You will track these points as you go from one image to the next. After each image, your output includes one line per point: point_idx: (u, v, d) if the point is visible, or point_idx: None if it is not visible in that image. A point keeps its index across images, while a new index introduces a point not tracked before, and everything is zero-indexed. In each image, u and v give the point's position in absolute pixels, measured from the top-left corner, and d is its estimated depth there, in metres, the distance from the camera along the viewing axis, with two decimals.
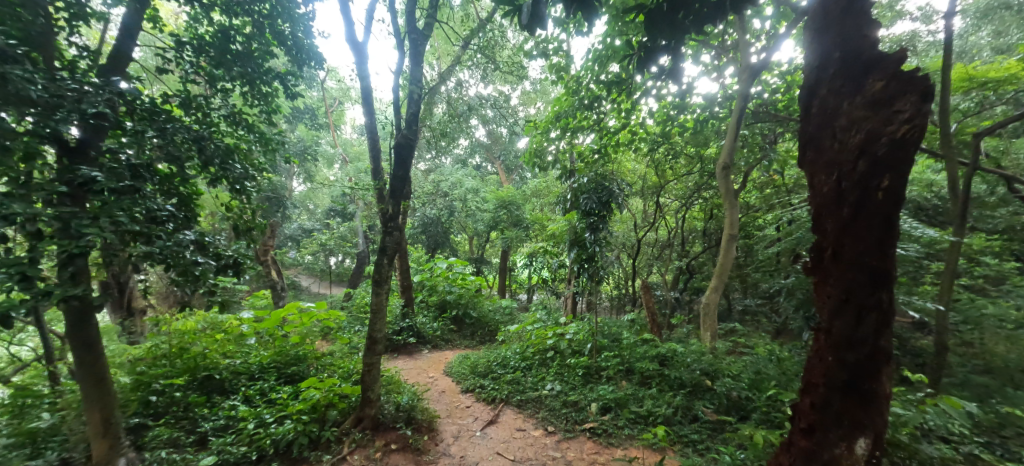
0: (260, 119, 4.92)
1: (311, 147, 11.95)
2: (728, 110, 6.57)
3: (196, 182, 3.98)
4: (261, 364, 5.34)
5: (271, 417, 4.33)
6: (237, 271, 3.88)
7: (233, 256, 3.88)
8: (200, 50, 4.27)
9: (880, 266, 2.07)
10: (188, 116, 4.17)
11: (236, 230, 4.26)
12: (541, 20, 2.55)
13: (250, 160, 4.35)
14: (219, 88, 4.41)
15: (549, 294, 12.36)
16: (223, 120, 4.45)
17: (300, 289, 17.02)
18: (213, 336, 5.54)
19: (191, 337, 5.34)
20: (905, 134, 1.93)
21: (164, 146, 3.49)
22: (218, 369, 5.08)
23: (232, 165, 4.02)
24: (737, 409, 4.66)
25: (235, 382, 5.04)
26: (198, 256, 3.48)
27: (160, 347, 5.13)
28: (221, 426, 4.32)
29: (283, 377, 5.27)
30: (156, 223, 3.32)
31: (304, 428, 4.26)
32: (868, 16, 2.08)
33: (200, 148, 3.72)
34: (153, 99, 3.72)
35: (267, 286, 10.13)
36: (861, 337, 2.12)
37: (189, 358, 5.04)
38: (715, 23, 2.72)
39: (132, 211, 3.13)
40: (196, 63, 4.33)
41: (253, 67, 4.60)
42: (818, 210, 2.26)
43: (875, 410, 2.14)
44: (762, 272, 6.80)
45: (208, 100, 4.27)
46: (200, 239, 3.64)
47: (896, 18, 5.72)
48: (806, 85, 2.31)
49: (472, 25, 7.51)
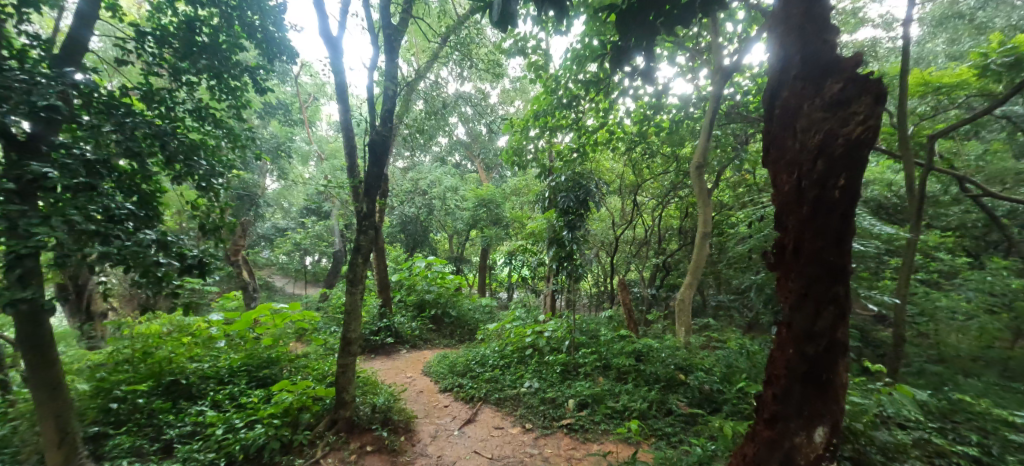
0: (229, 114, 4.77)
1: (284, 144, 11.63)
2: (702, 111, 6.72)
3: (158, 179, 3.85)
4: (231, 368, 5.18)
5: (240, 422, 4.21)
6: (202, 271, 3.75)
7: (198, 257, 3.74)
8: (163, 41, 4.13)
9: (838, 262, 2.15)
10: (150, 110, 4.04)
11: (203, 229, 4.15)
12: (513, 17, 2.54)
13: (217, 156, 4.23)
14: (184, 81, 4.22)
15: (530, 292, 12.59)
16: (189, 115, 4.31)
17: (273, 289, 16.60)
18: (179, 339, 5.29)
19: (156, 340, 5.07)
20: (859, 135, 2.01)
21: (123, 142, 3.32)
22: (184, 374, 4.90)
23: (197, 161, 3.89)
24: (708, 401, 4.80)
25: (202, 388, 4.87)
26: (160, 256, 3.35)
27: (121, 351, 4.88)
28: (187, 433, 4.18)
29: (254, 380, 5.15)
30: (114, 222, 3.20)
31: (276, 432, 4.17)
32: (827, 21, 2.15)
33: (162, 143, 3.57)
34: (112, 92, 3.56)
35: (239, 287, 9.86)
36: (820, 330, 2.19)
37: (154, 363, 4.85)
38: (685, 25, 2.78)
39: (86, 209, 2.99)
40: (159, 54, 4.16)
41: (220, 60, 4.47)
42: (780, 207, 2.34)
43: (831, 400, 2.23)
44: (735, 269, 7.00)
45: (172, 94, 4.13)
46: (162, 238, 3.51)
47: (858, 24, 5.95)
48: (770, 86, 2.37)
49: (449, 22, 7.45)
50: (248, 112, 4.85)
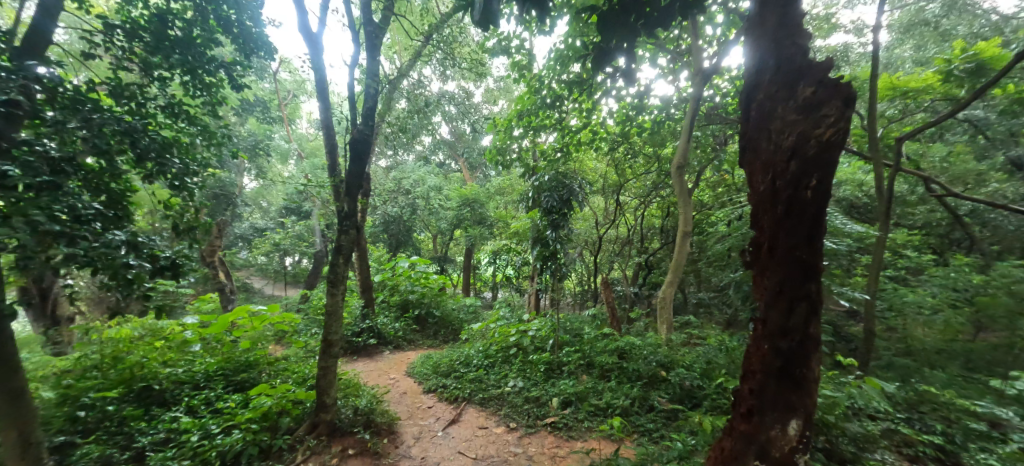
0: (204, 111, 4.70)
1: (262, 142, 11.37)
2: (682, 112, 6.85)
3: (129, 178, 3.76)
4: (207, 372, 5.08)
5: (216, 428, 4.12)
6: (175, 273, 3.65)
7: (170, 257, 3.66)
8: (133, 34, 4.05)
9: (811, 260, 2.23)
10: (120, 106, 3.93)
11: (177, 230, 4.06)
12: (494, 17, 2.57)
13: (191, 154, 4.16)
14: (156, 76, 4.17)
15: (514, 292, 12.63)
16: (161, 111, 4.22)
17: (251, 291, 16.26)
18: (151, 343, 5.16)
19: (126, 345, 5.00)
20: (830, 137, 2.09)
21: (91, 139, 3.24)
22: (156, 379, 4.76)
23: (170, 159, 3.82)
24: (689, 397, 4.90)
25: (176, 393, 4.75)
26: (130, 258, 3.27)
27: (90, 357, 4.78)
28: (160, 440, 4.06)
29: (231, 385, 5.05)
30: (81, 222, 3.13)
31: (254, 437, 4.10)
32: (800, 27, 2.23)
33: (132, 141, 3.51)
34: (78, 87, 3.50)
35: (215, 289, 9.65)
36: (793, 325, 2.28)
37: (125, 368, 4.72)
38: (665, 27, 2.84)
39: (51, 209, 2.93)
40: (128, 48, 4.11)
41: (195, 55, 4.35)
42: (756, 207, 2.42)
43: (804, 394, 2.31)
44: (715, 267, 7.15)
45: (142, 89, 4.05)
46: (133, 239, 3.41)
47: (832, 29, 6.14)
48: (746, 89, 2.45)
49: (432, 20, 7.41)
50: (223, 109, 4.76)
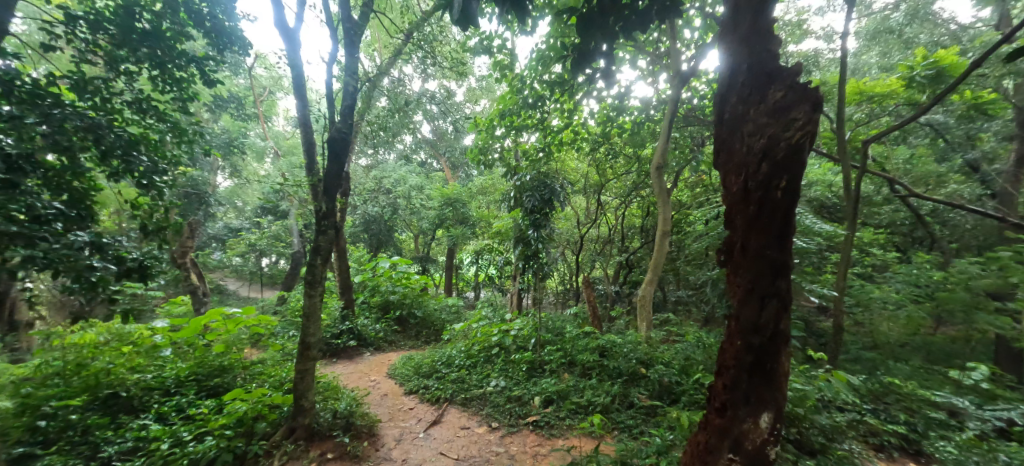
0: (174, 107, 4.60)
1: (236, 139, 11.09)
2: (662, 114, 6.99)
3: (93, 176, 3.66)
4: (178, 378, 4.96)
5: (188, 434, 4.00)
6: (143, 275, 3.59)
7: (139, 259, 3.59)
8: (98, 26, 3.91)
9: (781, 258, 2.32)
10: (84, 101, 3.81)
11: (146, 231, 3.95)
12: (473, 16, 2.59)
13: (160, 152, 4.08)
14: (122, 70, 4.02)
15: (496, 291, 12.64)
16: (128, 107, 4.10)
17: (226, 293, 15.85)
18: (119, 348, 4.97)
19: (91, 351, 4.75)
20: (798, 139, 2.18)
21: (50, 135, 3.22)
22: (124, 386, 4.62)
23: (136, 157, 3.76)
24: (668, 393, 5.02)
25: (146, 400, 4.62)
26: (93, 259, 3.26)
27: (51, 364, 4.57)
28: (128, 449, 3.93)
29: (204, 390, 4.95)
30: (40, 222, 3.12)
31: (228, 443, 4.01)
32: (770, 32, 2.32)
33: (96, 137, 3.47)
34: (37, 80, 3.42)
35: (187, 291, 9.37)
36: (765, 322, 2.36)
37: (89, 375, 4.52)
38: (643, 30, 2.91)
39: (7, 208, 2.94)
40: (92, 40, 3.95)
41: (164, 49, 4.27)
42: (729, 207, 2.50)
43: (775, 387, 2.40)
44: (693, 265, 7.33)
45: (108, 83, 3.93)
46: (97, 239, 3.40)
47: (803, 35, 6.37)
48: (720, 92, 2.53)
49: (414, 18, 7.38)
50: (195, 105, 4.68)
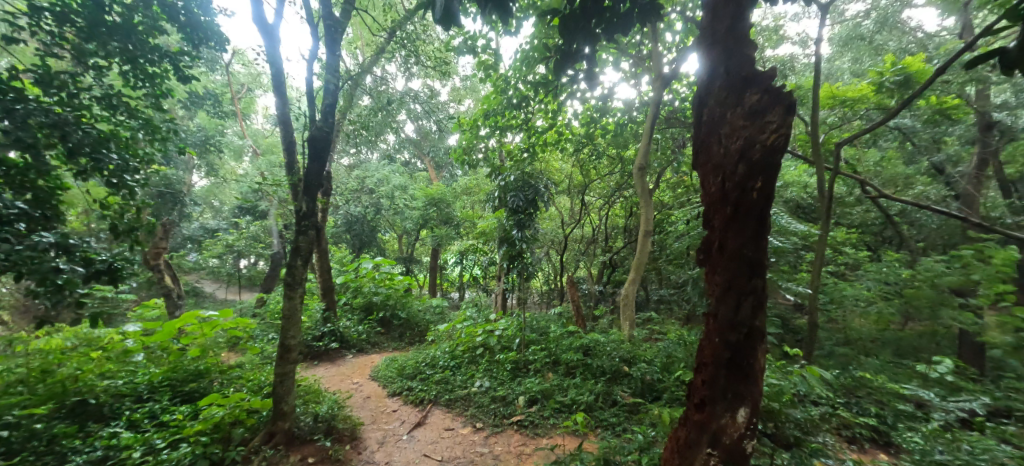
0: (145, 103, 4.49)
1: (213, 137, 10.83)
2: (644, 115, 7.11)
3: (59, 175, 3.57)
4: (150, 383, 4.83)
5: (162, 442, 3.91)
6: (112, 277, 3.50)
7: (108, 261, 3.51)
8: (64, 18, 3.73)
9: (756, 257, 2.40)
10: (49, 96, 3.67)
11: (117, 232, 3.85)
12: (455, 16, 2.60)
13: (131, 149, 4.00)
14: (91, 65, 3.92)
15: (481, 291, 12.66)
16: (97, 103, 3.98)
17: (202, 296, 15.47)
18: (87, 354, 4.84)
19: (56, 358, 4.64)
20: (773, 142, 2.26)
21: (12, 131, 3.14)
22: (93, 393, 4.42)
23: (105, 155, 3.67)
24: (650, 390, 5.11)
25: (117, 407, 4.45)
26: (59, 262, 3.21)
27: (14, 372, 4.38)
28: (96, 459, 3.71)
29: (178, 396, 4.84)
30: (2, 223, 3.06)
31: (204, 450, 3.93)
32: (746, 37, 2.39)
33: (62, 134, 3.39)
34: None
35: (160, 294, 9.12)
36: (741, 319, 2.44)
37: (55, 382, 4.33)
38: (623, 34, 2.98)
39: None
40: (58, 33, 3.78)
41: (135, 43, 4.17)
42: (707, 207, 2.57)
43: (751, 383, 2.48)
44: (674, 265, 7.46)
45: (75, 78, 3.80)
46: (63, 240, 3.33)
47: (779, 41, 6.56)
48: (698, 95, 2.59)
49: (397, 16, 7.33)
50: (168, 101, 4.58)
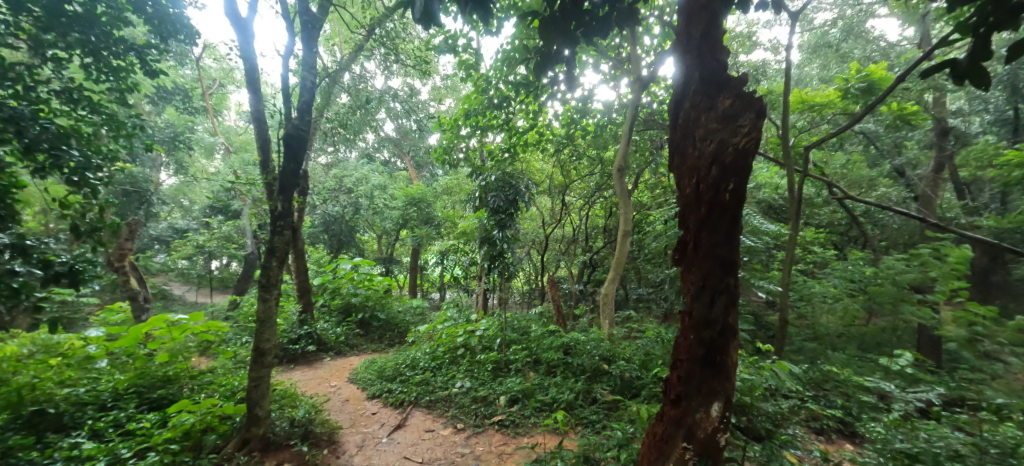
0: (109, 98, 4.35)
1: (183, 134, 10.48)
2: (623, 117, 7.23)
3: (15, 172, 3.41)
4: (115, 391, 4.66)
5: (128, 451, 3.76)
6: (73, 280, 3.36)
7: (69, 263, 3.38)
8: (19, 8, 3.56)
9: (729, 256, 2.48)
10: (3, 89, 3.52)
11: (79, 232, 3.72)
12: (435, 16, 2.61)
13: (92, 146, 3.86)
14: (49, 56, 3.75)
15: (461, 291, 12.64)
16: (56, 97, 3.83)
17: (171, 299, 14.95)
18: (45, 361, 4.64)
19: (12, 365, 4.39)
20: (745, 145, 2.36)
21: None
22: (52, 402, 4.27)
23: (66, 151, 3.53)
24: (629, 387, 5.20)
25: (78, 416, 4.30)
26: (13, 264, 3.11)
27: None
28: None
29: (145, 403, 4.69)
30: None
31: (174, 458, 3.82)
32: (719, 43, 2.47)
33: (17, 129, 3.27)
34: None
35: (126, 297, 8.79)
36: (715, 316, 2.52)
37: (10, 391, 4.13)
38: (603, 36, 3.04)
39: None
40: (13, 23, 3.61)
41: (98, 35, 4.03)
42: (683, 207, 2.64)
43: (724, 378, 2.57)
44: (652, 264, 7.60)
45: (33, 71, 3.64)
46: (19, 242, 3.21)
47: (753, 46, 6.77)
48: (674, 98, 2.67)
49: (377, 14, 7.25)
50: (133, 97, 4.45)
